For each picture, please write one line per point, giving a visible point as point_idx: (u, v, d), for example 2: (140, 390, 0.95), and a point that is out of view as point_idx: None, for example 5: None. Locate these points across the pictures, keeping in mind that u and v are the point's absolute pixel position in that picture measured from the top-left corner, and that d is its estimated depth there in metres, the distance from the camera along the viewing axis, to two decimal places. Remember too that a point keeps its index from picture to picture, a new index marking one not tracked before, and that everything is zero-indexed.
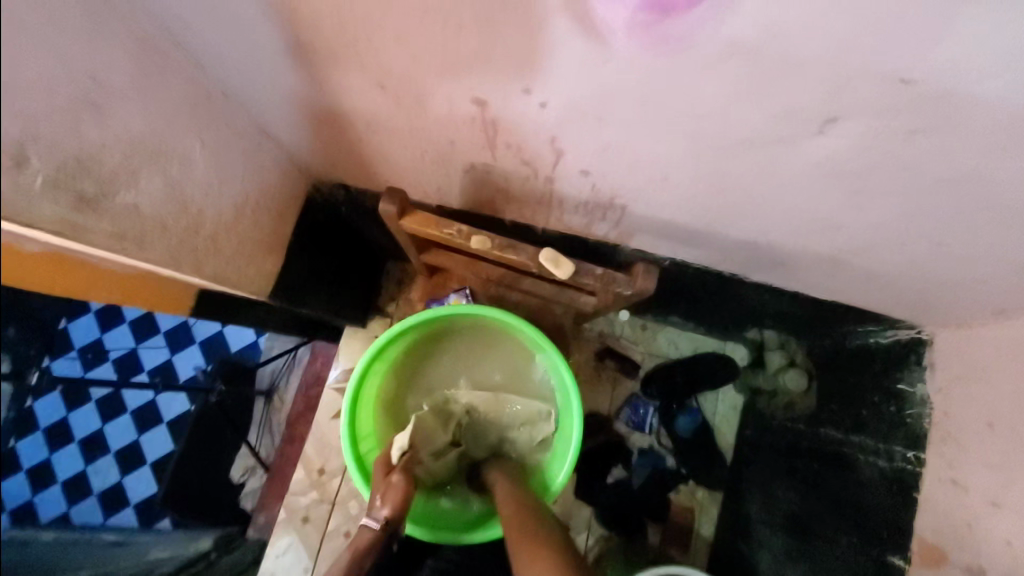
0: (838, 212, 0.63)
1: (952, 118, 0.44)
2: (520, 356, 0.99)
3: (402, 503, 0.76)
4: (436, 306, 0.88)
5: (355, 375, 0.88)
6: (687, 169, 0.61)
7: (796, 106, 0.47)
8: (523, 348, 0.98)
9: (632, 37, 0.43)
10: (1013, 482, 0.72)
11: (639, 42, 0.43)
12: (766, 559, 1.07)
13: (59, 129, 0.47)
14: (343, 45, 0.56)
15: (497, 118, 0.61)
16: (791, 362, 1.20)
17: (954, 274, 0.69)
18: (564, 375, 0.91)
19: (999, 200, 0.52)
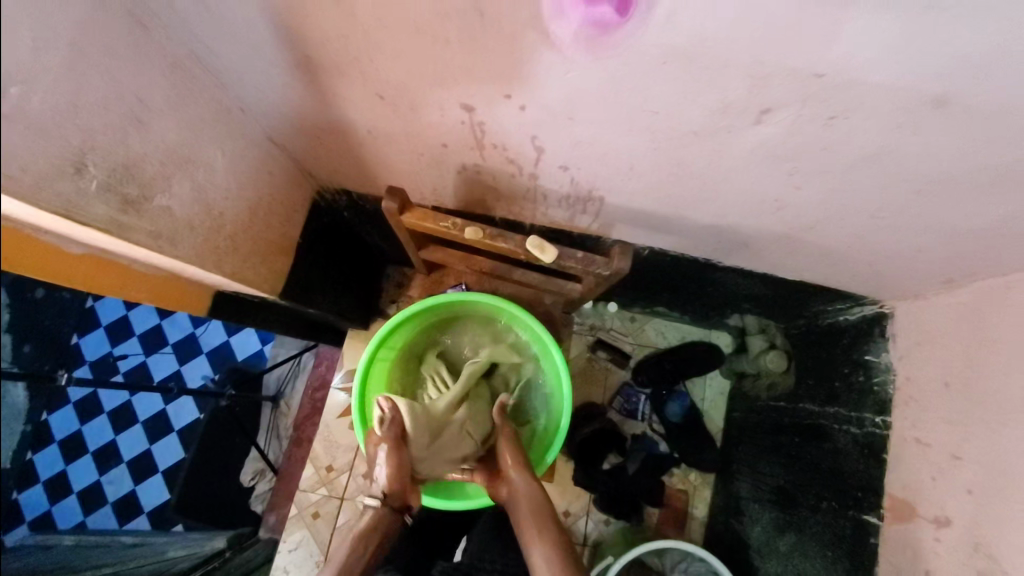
0: (787, 193, 0.71)
1: (863, 104, 0.52)
2: (509, 338, 1.06)
3: (397, 478, 0.83)
4: (433, 295, 0.95)
5: (364, 362, 0.95)
6: (653, 160, 0.70)
7: (734, 99, 0.55)
8: (513, 332, 1.06)
9: (585, 51, 0.52)
10: (967, 433, 0.79)
11: (590, 55, 0.52)
12: (757, 532, 1.15)
13: (108, 140, 0.55)
14: (347, 62, 0.64)
15: (484, 121, 0.69)
16: (772, 344, 1.27)
17: (900, 247, 0.78)
18: (554, 354, 0.99)
19: (919, 172, 0.60)
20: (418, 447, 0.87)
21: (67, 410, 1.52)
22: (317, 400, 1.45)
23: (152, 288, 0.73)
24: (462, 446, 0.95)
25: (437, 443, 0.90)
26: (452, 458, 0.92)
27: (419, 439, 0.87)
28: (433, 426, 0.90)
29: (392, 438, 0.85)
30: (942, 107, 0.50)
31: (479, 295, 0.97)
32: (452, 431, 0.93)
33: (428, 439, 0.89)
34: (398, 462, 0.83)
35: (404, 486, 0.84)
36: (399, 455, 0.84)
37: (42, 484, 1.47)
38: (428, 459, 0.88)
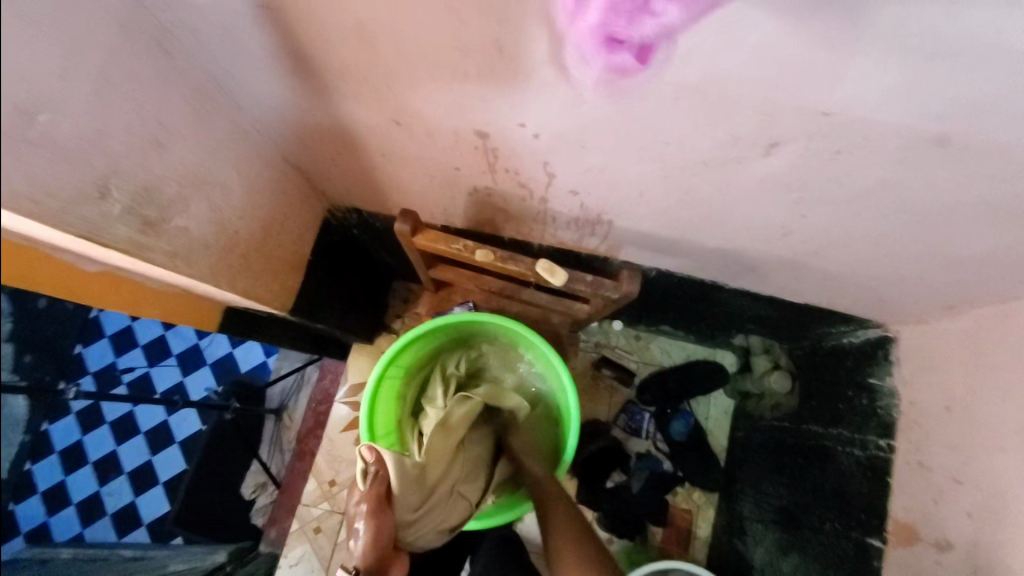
0: (793, 220, 0.72)
1: (868, 140, 0.53)
2: (512, 358, 1.09)
3: (377, 548, 0.75)
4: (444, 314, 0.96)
5: (373, 379, 0.95)
6: (662, 187, 0.71)
7: (744, 132, 0.56)
8: (516, 352, 1.08)
9: (598, 88, 0.53)
10: (969, 460, 0.79)
11: (602, 90, 0.53)
12: (760, 553, 1.14)
13: (131, 164, 0.57)
14: (365, 88, 0.65)
15: (497, 147, 0.71)
16: (776, 364, 1.28)
17: (903, 273, 0.79)
18: (559, 373, 1.00)
19: (921, 204, 0.62)
20: (404, 507, 0.81)
21: (69, 418, 1.21)
22: (320, 413, 1.45)
23: (163, 305, 0.74)
24: (451, 505, 0.89)
25: (424, 503, 0.84)
26: (440, 522, 0.87)
27: (405, 499, 0.81)
28: (424, 486, 0.84)
29: (374, 496, 0.77)
30: (943, 145, 0.51)
31: (487, 315, 0.98)
32: (441, 489, 0.88)
33: (416, 501, 0.83)
34: (380, 528, 0.75)
35: (383, 555, 0.76)
36: (381, 519, 0.76)
37: (40, 495, 1.17)
38: (414, 521, 0.82)
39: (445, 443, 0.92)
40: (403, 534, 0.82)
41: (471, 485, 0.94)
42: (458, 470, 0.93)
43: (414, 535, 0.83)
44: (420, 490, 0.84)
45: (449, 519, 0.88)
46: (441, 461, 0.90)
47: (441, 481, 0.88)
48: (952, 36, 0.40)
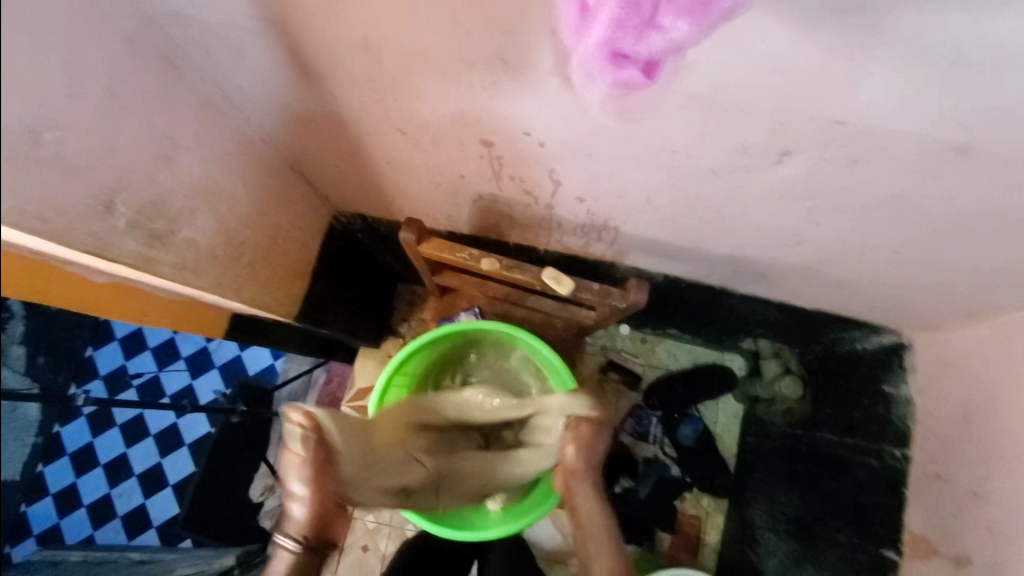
0: (805, 228, 0.71)
1: (886, 149, 0.52)
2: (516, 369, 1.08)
3: (320, 509, 0.69)
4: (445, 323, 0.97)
5: (377, 391, 0.95)
6: (669, 194, 0.70)
7: (755, 141, 0.55)
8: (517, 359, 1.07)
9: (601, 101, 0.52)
10: (989, 472, 0.78)
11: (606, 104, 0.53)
12: (773, 564, 1.07)
13: (139, 178, 0.57)
14: (371, 99, 0.65)
15: (502, 156, 0.70)
16: (786, 368, 1.19)
17: (918, 280, 0.77)
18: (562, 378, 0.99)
19: (939, 213, 0.60)
20: (350, 464, 0.72)
21: (82, 421, 1.27)
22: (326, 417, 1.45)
23: (171, 314, 0.74)
24: (416, 470, 0.83)
25: (376, 458, 0.76)
26: (397, 483, 0.78)
27: (350, 453, 0.72)
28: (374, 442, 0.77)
29: (314, 457, 0.68)
30: (964, 154, 0.50)
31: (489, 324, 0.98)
32: (394, 451, 0.81)
33: (363, 456, 0.74)
34: (324, 486, 0.68)
35: (328, 514, 0.70)
36: (322, 475, 0.68)
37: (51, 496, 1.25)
38: (365, 478, 0.73)
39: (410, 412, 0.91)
40: (344, 494, 0.71)
41: (442, 459, 0.90)
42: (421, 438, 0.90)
43: (358, 495, 0.72)
44: (371, 446, 0.77)
45: (406, 480, 0.80)
46: (399, 426, 0.87)
47: (400, 443, 0.84)
48: (977, 47, 0.38)
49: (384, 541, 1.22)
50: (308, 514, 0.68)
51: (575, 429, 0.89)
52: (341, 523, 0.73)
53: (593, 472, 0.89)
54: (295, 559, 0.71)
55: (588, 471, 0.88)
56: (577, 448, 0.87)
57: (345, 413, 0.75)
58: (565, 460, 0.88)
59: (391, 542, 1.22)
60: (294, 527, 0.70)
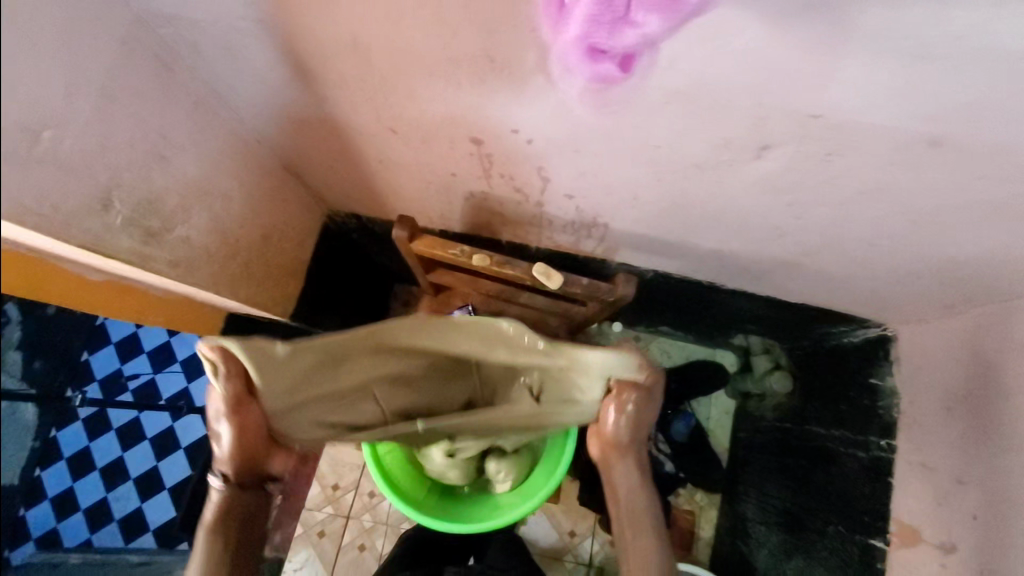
0: (787, 222, 0.73)
1: (859, 142, 0.54)
2: None
3: (248, 445, 0.62)
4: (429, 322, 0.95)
5: None
6: (655, 190, 0.72)
7: (734, 136, 0.57)
8: None
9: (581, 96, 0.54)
10: (971, 459, 0.80)
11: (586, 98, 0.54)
12: (764, 556, 1.12)
13: (135, 177, 0.58)
14: (363, 98, 0.66)
15: (492, 153, 0.72)
16: (776, 364, 1.26)
17: (900, 273, 0.79)
18: None
19: (914, 205, 0.62)
20: (274, 400, 0.60)
21: (77, 424, 1.06)
22: None
23: (167, 312, 0.77)
24: (364, 409, 0.68)
25: (294, 398, 0.61)
26: (330, 418, 0.65)
27: (277, 389, 0.60)
28: (293, 379, 0.60)
29: (234, 389, 0.59)
30: (934, 146, 0.52)
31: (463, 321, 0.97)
32: (319, 395, 0.63)
33: (286, 394, 0.61)
34: (246, 421, 0.60)
35: (255, 453, 0.64)
36: (241, 413, 0.60)
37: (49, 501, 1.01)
38: (296, 412, 0.63)
39: (380, 338, 0.64)
40: (275, 428, 0.63)
41: (411, 396, 0.71)
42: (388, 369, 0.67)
43: (290, 430, 0.63)
44: (301, 383, 0.61)
45: (344, 420, 0.66)
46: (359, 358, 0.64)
47: (350, 376, 0.65)
48: (941, 41, 0.40)
49: (380, 540, 1.23)
50: (231, 451, 0.62)
51: (624, 399, 0.67)
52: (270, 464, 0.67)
53: (641, 445, 0.71)
54: (210, 520, 0.65)
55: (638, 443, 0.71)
56: (635, 412, 0.68)
57: (273, 345, 0.58)
58: (604, 429, 0.70)
59: (388, 540, 1.23)
60: (221, 465, 0.64)
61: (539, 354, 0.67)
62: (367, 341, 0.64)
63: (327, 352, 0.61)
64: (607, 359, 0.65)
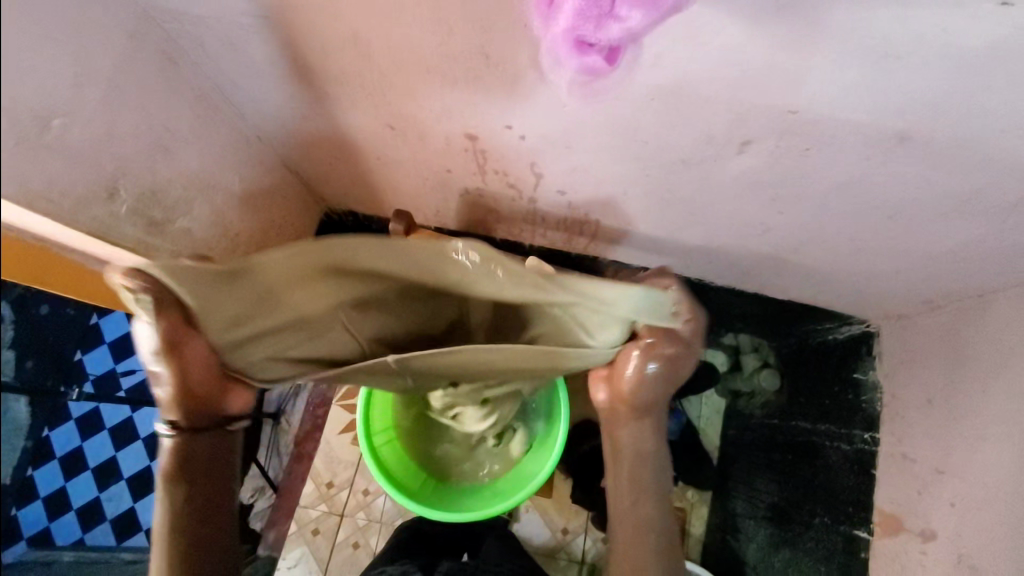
0: (771, 217, 0.76)
1: (834, 138, 0.57)
2: None
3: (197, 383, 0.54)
4: None
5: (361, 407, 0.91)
6: (643, 186, 0.74)
7: (717, 132, 0.60)
8: None
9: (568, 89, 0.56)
10: (949, 448, 0.82)
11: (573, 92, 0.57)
12: (752, 550, 1.09)
13: (139, 167, 0.60)
14: (362, 95, 0.69)
15: (486, 149, 0.74)
16: (764, 363, 1.21)
17: (881, 267, 0.82)
18: None
19: (889, 199, 0.65)
20: (217, 329, 0.49)
21: (71, 424, 1.10)
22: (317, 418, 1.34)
23: None
24: (320, 337, 0.55)
25: (250, 327, 0.50)
26: (293, 353, 0.55)
27: (215, 322, 0.48)
28: (242, 307, 0.48)
29: (171, 322, 0.47)
30: (905, 141, 0.55)
31: None
32: (280, 318, 0.50)
33: (234, 324, 0.49)
34: (187, 358, 0.51)
35: (206, 394, 0.56)
36: (181, 349, 0.50)
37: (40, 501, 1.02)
38: (239, 345, 0.51)
39: (332, 263, 0.46)
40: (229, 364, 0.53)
41: (385, 315, 0.58)
42: (354, 292, 0.51)
43: (243, 367, 0.54)
44: (243, 315, 0.48)
45: (302, 349, 0.55)
46: (304, 285, 0.48)
47: (301, 307, 0.50)
48: (904, 40, 0.43)
49: (374, 538, 1.23)
50: (178, 393, 0.55)
51: (658, 355, 0.60)
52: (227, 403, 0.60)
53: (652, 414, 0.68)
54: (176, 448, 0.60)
55: (644, 410, 0.65)
56: (658, 372, 0.61)
57: (192, 273, 0.43)
58: (620, 383, 0.63)
59: (382, 538, 1.23)
60: (167, 408, 0.57)
61: (534, 286, 0.47)
62: (308, 265, 0.46)
63: (264, 280, 0.46)
64: (633, 302, 0.48)
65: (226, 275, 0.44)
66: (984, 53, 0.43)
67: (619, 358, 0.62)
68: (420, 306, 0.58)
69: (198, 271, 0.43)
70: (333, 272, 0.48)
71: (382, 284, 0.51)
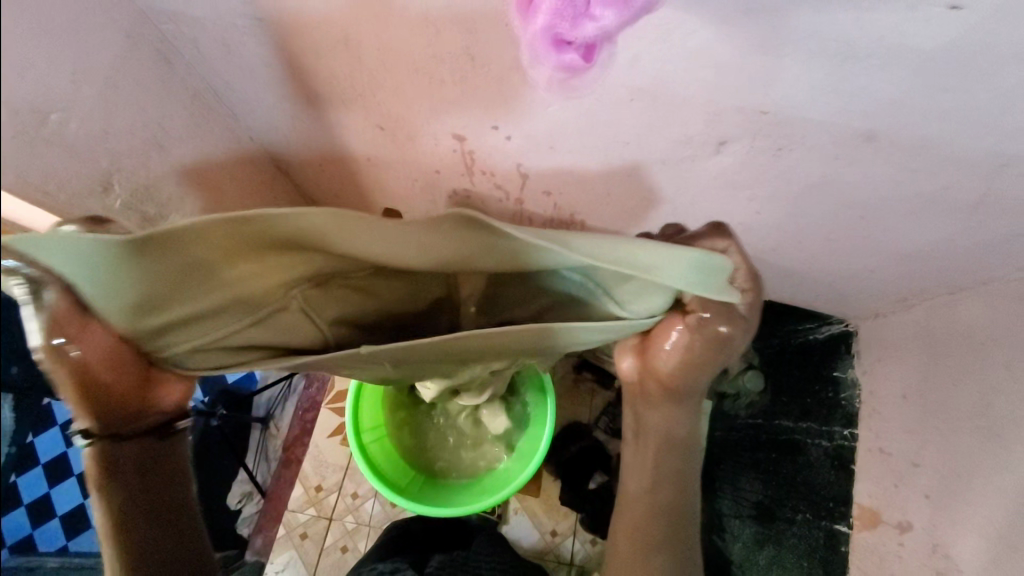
0: (749, 217, 0.78)
1: (804, 138, 0.60)
2: None
3: (112, 370, 0.53)
4: None
5: (350, 411, 0.91)
6: (626, 186, 0.77)
7: (694, 133, 0.62)
8: None
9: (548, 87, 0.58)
10: (923, 441, 0.85)
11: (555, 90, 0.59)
12: (738, 549, 1.08)
13: (133, 163, 0.62)
14: (352, 97, 0.71)
15: (474, 150, 0.76)
16: (750, 363, 1.13)
17: (856, 267, 0.85)
18: None
19: (859, 199, 0.68)
20: (132, 318, 0.48)
21: None
22: (306, 423, 1.33)
23: None
24: (263, 319, 0.55)
25: (175, 312, 0.49)
26: (230, 340, 0.54)
27: (131, 309, 0.47)
28: (161, 291, 0.47)
29: (69, 311, 0.45)
30: (871, 140, 0.58)
31: None
32: (212, 300, 0.50)
33: (152, 310, 0.48)
34: (99, 351, 0.50)
35: (125, 390, 0.56)
36: (88, 339, 0.49)
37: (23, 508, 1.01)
38: (161, 333, 0.50)
39: (272, 234, 0.47)
40: (140, 350, 0.52)
41: (335, 293, 0.59)
42: (290, 265, 0.53)
43: (167, 356, 0.53)
44: (165, 297, 0.47)
45: (236, 337, 0.54)
46: (238, 258, 0.48)
47: (239, 286, 0.51)
48: (864, 42, 0.46)
49: (363, 541, 1.23)
50: (92, 389, 0.54)
51: (709, 332, 0.58)
52: (156, 396, 0.59)
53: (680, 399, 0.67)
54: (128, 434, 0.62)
55: (678, 393, 0.66)
56: (697, 351, 0.60)
57: (102, 249, 0.41)
58: (658, 358, 0.63)
59: (370, 541, 1.23)
60: (77, 412, 0.57)
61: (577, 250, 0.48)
62: (241, 235, 0.46)
63: (191, 254, 0.45)
64: (682, 270, 0.49)
65: (144, 250, 0.43)
66: (935, 56, 0.46)
67: (660, 331, 0.62)
68: (383, 283, 0.60)
69: (106, 245, 0.41)
70: (275, 244, 0.49)
71: (329, 257, 0.53)
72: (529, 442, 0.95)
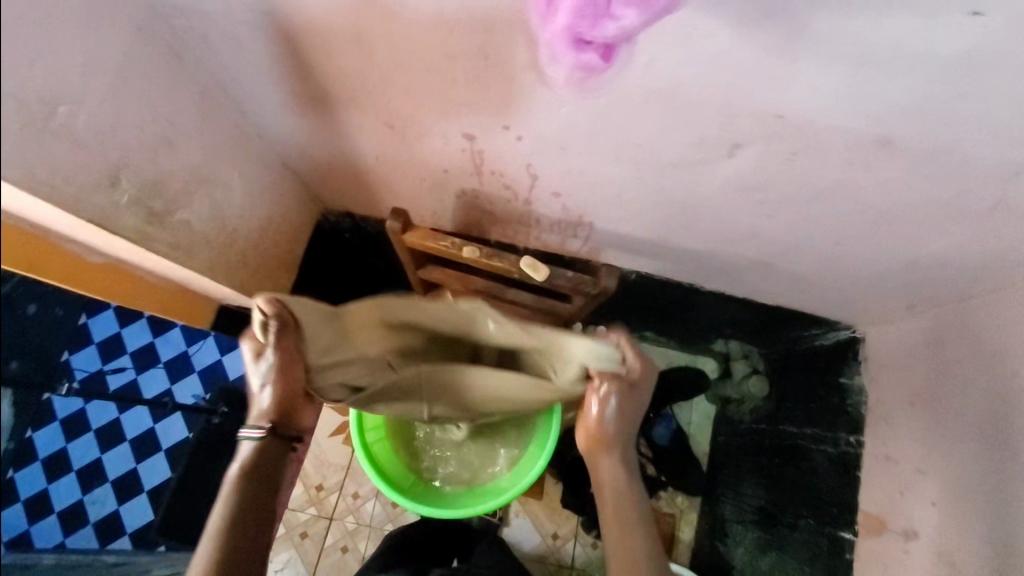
0: (760, 221, 0.78)
1: (818, 142, 0.59)
2: None
3: (286, 399, 0.66)
4: None
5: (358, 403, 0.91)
6: (637, 189, 0.76)
7: (708, 136, 0.62)
8: None
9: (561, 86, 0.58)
10: (931, 449, 0.84)
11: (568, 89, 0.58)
12: (740, 554, 1.12)
13: (141, 158, 0.61)
14: (361, 94, 0.70)
15: (484, 149, 0.76)
16: (754, 369, 1.25)
17: (867, 273, 0.85)
18: None
19: (873, 205, 0.68)
20: (315, 355, 0.65)
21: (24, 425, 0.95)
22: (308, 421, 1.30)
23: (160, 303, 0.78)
24: (378, 371, 0.70)
25: (337, 354, 0.66)
26: (355, 380, 0.70)
27: (314, 347, 0.64)
28: (336, 337, 0.65)
29: (284, 344, 0.62)
30: (886, 146, 0.57)
31: None
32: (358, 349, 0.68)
33: (326, 350, 0.65)
34: (288, 378, 0.65)
35: (291, 405, 0.67)
36: (286, 369, 0.64)
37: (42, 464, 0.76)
38: (323, 370, 0.66)
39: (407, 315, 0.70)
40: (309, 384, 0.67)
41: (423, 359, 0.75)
42: (402, 341, 0.72)
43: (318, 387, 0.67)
44: (337, 344, 0.65)
45: (365, 379, 0.70)
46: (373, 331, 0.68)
47: (372, 343, 0.69)
48: (882, 46, 0.46)
49: (363, 543, 1.22)
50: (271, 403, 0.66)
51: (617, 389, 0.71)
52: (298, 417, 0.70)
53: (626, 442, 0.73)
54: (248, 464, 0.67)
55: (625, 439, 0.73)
56: (619, 406, 0.71)
57: (320, 310, 0.63)
58: (586, 420, 0.73)
59: (370, 543, 1.22)
60: (259, 416, 0.67)
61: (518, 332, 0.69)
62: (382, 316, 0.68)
63: (352, 323, 0.66)
64: (586, 351, 0.68)
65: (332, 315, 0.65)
66: (954, 61, 0.46)
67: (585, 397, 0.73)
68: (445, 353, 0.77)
69: (321, 309, 0.64)
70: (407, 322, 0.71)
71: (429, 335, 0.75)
72: (531, 451, 0.92)
